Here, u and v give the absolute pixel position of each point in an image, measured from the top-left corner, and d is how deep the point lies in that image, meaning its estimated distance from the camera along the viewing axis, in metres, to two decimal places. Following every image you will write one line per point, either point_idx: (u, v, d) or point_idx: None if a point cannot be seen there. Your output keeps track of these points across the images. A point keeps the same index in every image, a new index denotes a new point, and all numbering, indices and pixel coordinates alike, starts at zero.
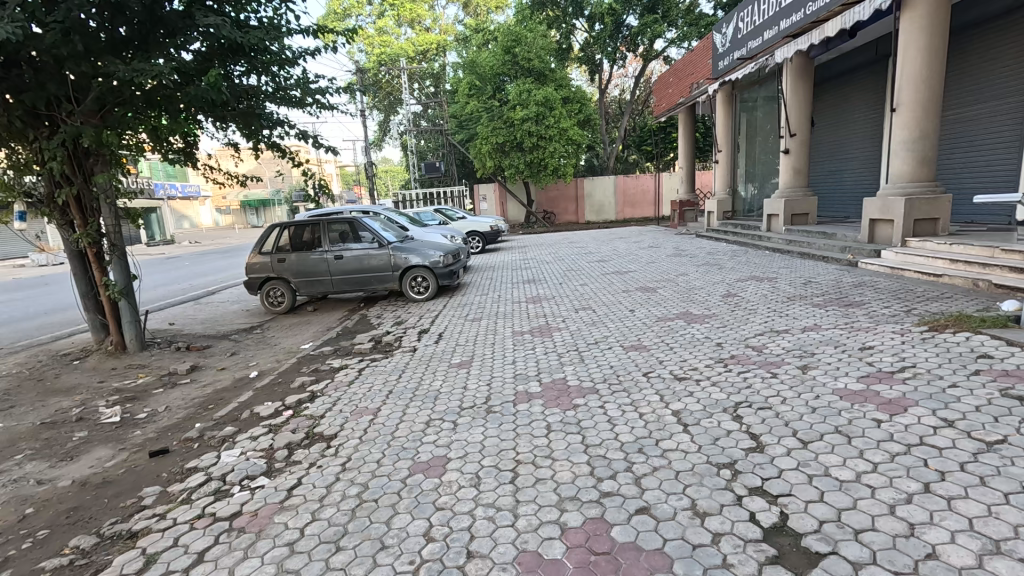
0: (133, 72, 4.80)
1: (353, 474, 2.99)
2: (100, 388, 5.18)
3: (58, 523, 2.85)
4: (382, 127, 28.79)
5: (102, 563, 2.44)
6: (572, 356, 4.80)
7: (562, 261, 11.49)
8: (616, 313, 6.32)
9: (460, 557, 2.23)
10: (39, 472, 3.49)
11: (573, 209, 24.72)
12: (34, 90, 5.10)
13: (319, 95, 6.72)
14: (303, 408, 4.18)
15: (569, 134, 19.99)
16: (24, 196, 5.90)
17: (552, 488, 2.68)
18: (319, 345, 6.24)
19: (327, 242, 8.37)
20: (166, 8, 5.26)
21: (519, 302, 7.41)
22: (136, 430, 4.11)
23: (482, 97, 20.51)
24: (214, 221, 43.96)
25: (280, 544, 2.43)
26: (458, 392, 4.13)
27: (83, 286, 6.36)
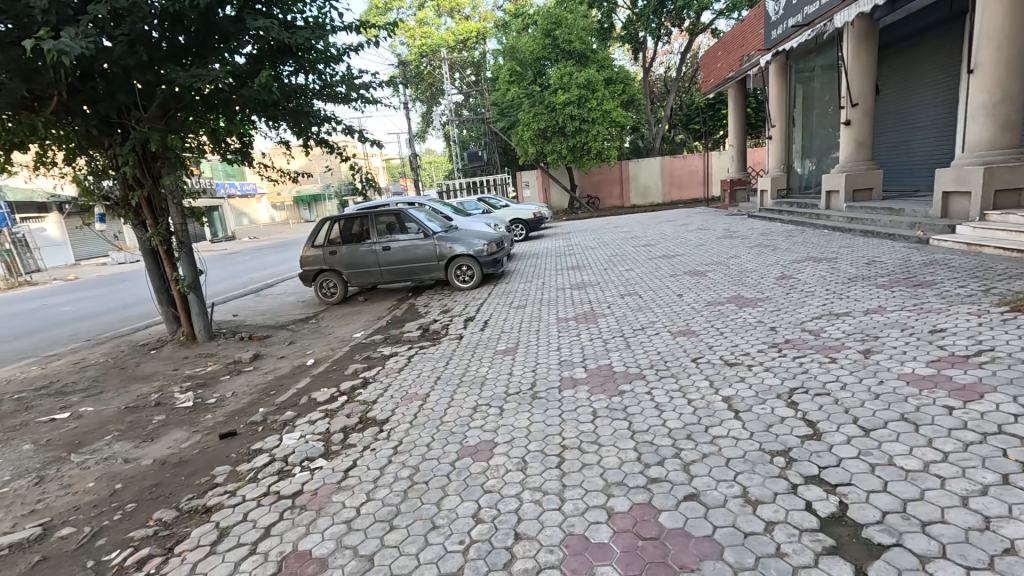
0: (192, 78, 5.09)
1: (405, 457, 3.11)
2: (175, 376, 5.60)
3: (142, 497, 3.12)
4: (425, 119, 29.11)
5: (183, 534, 2.67)
6: (618, 342, 4.75)
7: (607, 246, 11.32)
8: (663, 298, 6.18)
9: (508, 538, 2.28)
10: (126, 451, 3.83)
11: (618, 192, 24.27)
12: (106, 100, 5.52)
13: (363, 90, 6.90)
14: (357, 393, 4.37)
15: (613, 116, 19.53)
16: (102, 199, 6.38)
17: (598, 473, 2.68)
18: (370, 334, 6.47)
19: (375, 234, 8.61)
20: (219, 15, 5.54)
21: (563, 289, 7.38)
22: (207, 414, 4.43)
23: (523, 83, 20.40)
24: (271, 217, 46.12)
25: (339, 521, 2.56)
26: (504, 378, 4.18)
27: (156, 282, 6.86)
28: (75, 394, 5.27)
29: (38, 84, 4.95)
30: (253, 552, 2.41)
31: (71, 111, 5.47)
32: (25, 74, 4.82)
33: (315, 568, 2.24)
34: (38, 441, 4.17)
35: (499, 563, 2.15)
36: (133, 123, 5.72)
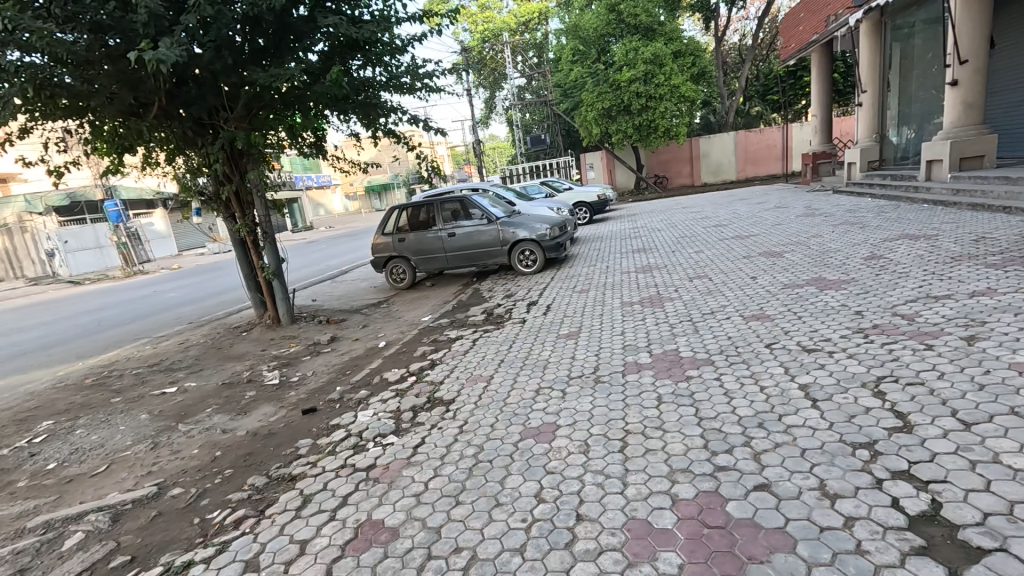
0: (271, 78, 5.44)
1: (470, 436, 3.21)
2: (264, 355, 6.11)
3: (238, 464, 3.46)
4: (488, 104, 29.19)
5: (273, 498, 2.93)
6: (685, 327, 4.60)
7: (675, 228, 10.90)
8: (735, 281, 5.87)
9: (569, 519, 2.31)
10: (224, 423, 4.25)
11: (687, 170, 23.23)
12: (198, 103, 6.01)
13: (427, 79, 7.04)
14: (425, 374, 4.56)
15: (681, 91, 18.63)
16: (198, 195, 6.90)
17: (663, 459, 2.63)
18: (438, 318, 6.69)
19: (441, 221, 8.82)
20: (293, 15, 5.85)
21: (628, 272, 7.22)
22: (291, 391, 4.81)
23: (586, 62, 19.86)
24: (345, 207, 48.48)
25: (409, 494, 2.71)
26: (567, 362, 4.19)
27: (245, 270, 7.46)
28: (181, 370, 5.89)
29: (142, 92, 5.48)
30: (333, 518, 2.61)
31: (170, 115, 6.02)
32: (131, 82, 5.35)
33: (387, 537, 2.38)
34: (153, 411, 4.72)
35: (561, 542, 2.18)
36: (222, 123, 6.20)
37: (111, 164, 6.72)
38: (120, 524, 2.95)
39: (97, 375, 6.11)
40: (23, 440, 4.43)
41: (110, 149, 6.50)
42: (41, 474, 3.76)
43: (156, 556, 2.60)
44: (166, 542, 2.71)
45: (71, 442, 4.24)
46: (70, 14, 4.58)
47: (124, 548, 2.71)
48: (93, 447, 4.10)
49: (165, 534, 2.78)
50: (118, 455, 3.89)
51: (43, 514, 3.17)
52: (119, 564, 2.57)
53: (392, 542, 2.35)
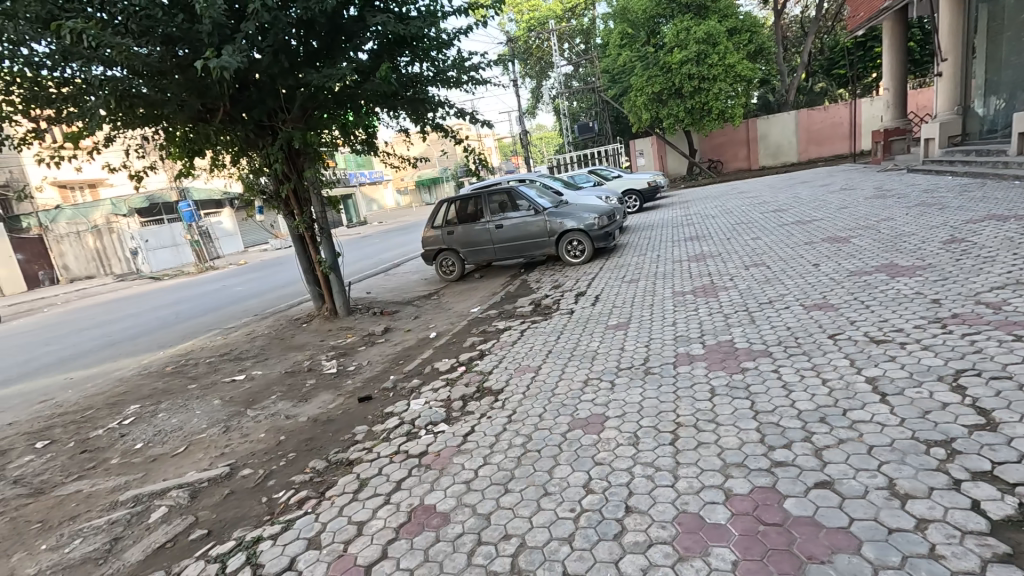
0: (324, 79, 5.67)
1: (519, 426, 3.24)
2: (322, 346, 6.40)
3: (300, 448, 3.66)
4: (534, 94, 28.98)
5: (332, 481, 3.08)
6: (741, 317, 4.42)
7: (730, 214, 10.46)
8: (795, 269, 5.57)
9: (618, 510, 2.29)
10: (288, 409, 4.50)
11: (743, 153, 22.22)
12: (258, 105, 6.33)
13: (473, 72, 7.08)
14: (474, 364, 4.64)
15: (737, 70, 17.78)
16: (260, 193, 7.28)
17: (715, 453, 2.56)
18: (486, 309, 6.76)
19: (488, 213, 8.90)
20: (344, 17, 6.04)
21: (680, 261, 7.00)
22: (348, 379, 5.03)
23: (635, 45, 19.32)
24: (397, 202, 49.80)
25: (459, 481, 2.77)
26: (615, 353, 4.14)
27: (304, 264, 7.83)
28: (249, 359, 6.28)
29: (209, 98, 5.84)
30: (387, 502, 2.71)
31: (234, 119, 6.37)
32: (198, 90, 5.71)
33: (439, 522, 2.46)
34: (225, 397, 5.07)
35: (610, 533, 2.17)
36: (280, 124, 6.50)
37: (183, 167, 7.21)
38: (198, 500, 3.21)
39: (176, 364, 6.63)
40: (115, 421, 4.88)
41: (182, 153, 6.97)
42: (131, 452, 4.13)
43: (229, 530, 2.80)
44: (238, 518, 2.92)
45: (155, 424, 4.63)
46: (145, 29, 4.93)
47: (201, 522, 2.94)
48: (173, 429, 4.45)
49: (237, 510, 2.99)
50: (195, 437, 4.22)
51: (133, 489, 3.49)
52: (198, 536, 2.80)
53: (443, 526, 2.42)
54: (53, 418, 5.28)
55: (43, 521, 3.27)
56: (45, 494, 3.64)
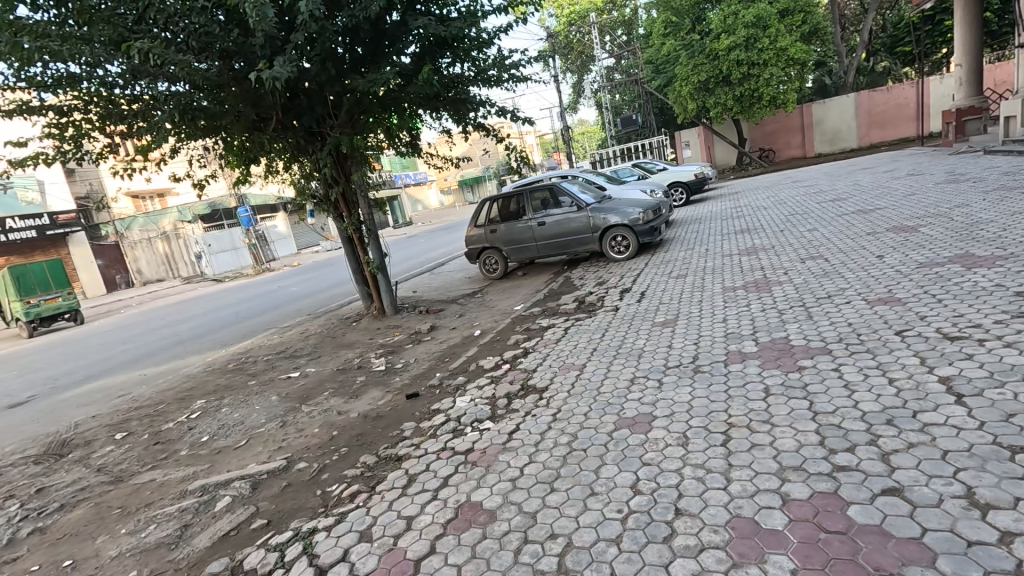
0: (369, 84, 5.84)
1: (564, 424, 3.22)
2: (371, 344, 6.59)
3: (352, 443, 3.79)
4: (575, 89, 28.71)
5: (382, 476, 3.17)
6: (797, 313, 4.21)
7: (783, 205, 9.99)
8: (857, 262, 5.25)
9: (668, 513, 2.23)
10: (339, 405, 4.66)
11: (797, 140, 21.25)
12: (308, 113, 6.58)
13: (514, 69, 7.09)
14: (518, 362, 4.65)
15: (789, 53, 16.84)
16: (311, 197, 7.57)
17: (771, 455, 2.45)
18: (529, 307, 6.76)
19: (530, 210, 8.88)
20: (387, 22, 6.18)
21: (730, 255, 6.75)
22: (396, 376, 5.16)
23: (680, 33, 18.78)
24: (441, 201, 50.65)
25: (505, 478, 2.78)
26: (663, 351, 4.03)
27: (353, 265, 8.09)
28: (303, 357, 6.55)
29: (263, 107, 6.11)
30: (435, 497, 2.76)
31: (285, 126, 6.64)
32: (253, 100, 5.99)
33: (485, 519, 2.48)
34: (281, 393, 5.31)
35: (659, 536, 2.11)
36: (328, 129, 6.72)
37: (240, 174, 7.60)
38: (258, 491, 3.37)
39: (237, 361, 7.02)
40: (184, 415, 5.21)
41: (239, 162, 7.34)
42: (198, 445, 4.40)
43: (287, 521, 2.93)
44: (296, 509, 3.05)
45: (219, 418, 4.91)
46: (204, 44, 5.21)
47: (262, 512, 3.09)
48: (235, 423, 4.71)
49: (295, 502, 3.13)
50: (255, 431, 4.44)
51: (200, 478, 3.71)
52: (259, 525, 2.94)
53: (489, 524, 2.43)
54: (130, 411, 5.70)
55: (121, 508, 3.52)
56: (124, 482, 3.93)
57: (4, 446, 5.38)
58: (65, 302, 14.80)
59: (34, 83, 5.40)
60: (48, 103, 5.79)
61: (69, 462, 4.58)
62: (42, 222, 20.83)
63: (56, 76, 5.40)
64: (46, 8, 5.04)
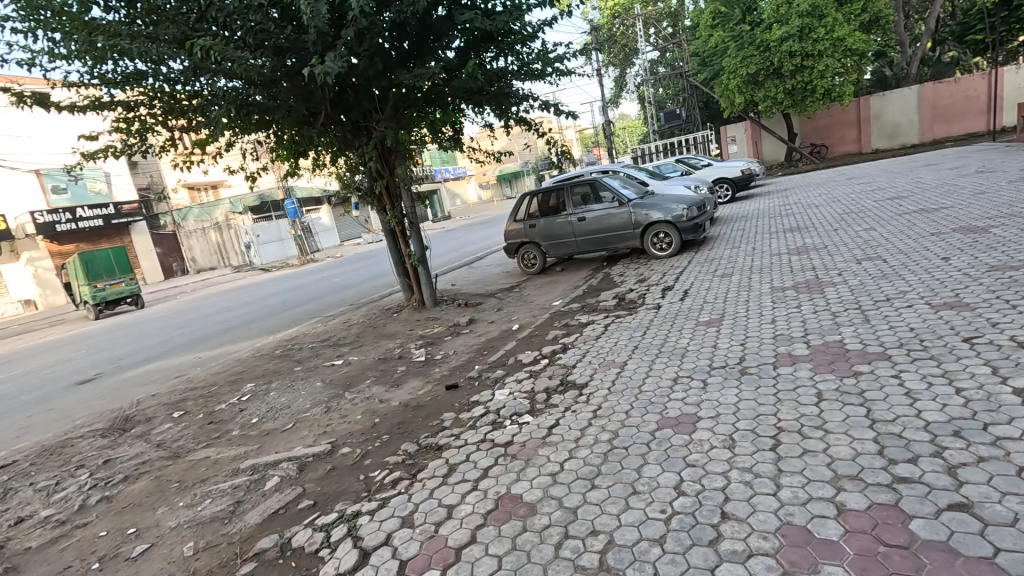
0: (415, 78, 5.93)
1: (604, 422, 3.19)
2: (411, 335, 6.71)
3: (393, 431, 3.87)
4: (618, 83, 28.23)
5: (423, 465, 3.23)
6: (852, 315, 4.01)
7: (837, 203, 9.54)
8: (919, 263, 4.96)
9: (713, 516, 2.18)
10: (381, 393, 4.77)
11: (853, 135, 20.23)
12: (355, 107, 6.72)
13: (558, 63, 7.05)
14: (557, 357, 4.64)
15: (847, 44, 16.07)
16: (356, 190, 7.75)
17: (825, 463, 2.35)
18: (567, 302, 6.72)
19: (571, 205, 8.81)
20: (433, 17, 6.24)
21: (779, 254, 6.51)
22: (435, 367, 5.24)
23: (729, 24, 18.20)
24: (479, 196, 50.97)
25: (545, 473, 2.78)
26: (708, 351, 3.94)
27: (395, 257, 8.24)
28: (345, 346, 6.74)
29: (313, 101, 6.28)
30: (475, 488, 2.79)
31: (333, 120, 6.80)
32: (304, 95, 6.18)
33: (526, 512, 2.48)
34: (325, 379, 5.49)
35: (705, 538, 2.07)
36: (374, 124, 6.86)
37: (290, 167, 7.85)
38: (305, 473, 3.50)
39: (283, 347, 7.28)
40: (236, 397, 5.46)
41: (288, 155, 7.60)
42: (248, 426, 4.60)
43: (333, 503, 3.03)
44: (340, 492, 3.15)
45: (267, 401, 5.12)
46: (260, 42, 5.41)
47: (309, 493, 3.21)
48: (283, 407, 4.90)
49: (339, 485, 3.23)
50: (301, 415, 4.61)
51: (250, 458, 3.88)
52: (306, 506, 3.06)
53: (530, 517, 2.44)
54: (186, 391, 6.03)
55: (179, 482, 3.73)
56: (181, 458, 4.17)
57: (74, 419, 5.80)
58: (128, 287, 15.65)
59: (105, 80, 5.76)
60: (117, 99, 6.15)
61: (132, 436, 4.88)
62: (108, 211, 22.22)
63: (125, 73, 5.73)
64: (118, 9, 5.36)
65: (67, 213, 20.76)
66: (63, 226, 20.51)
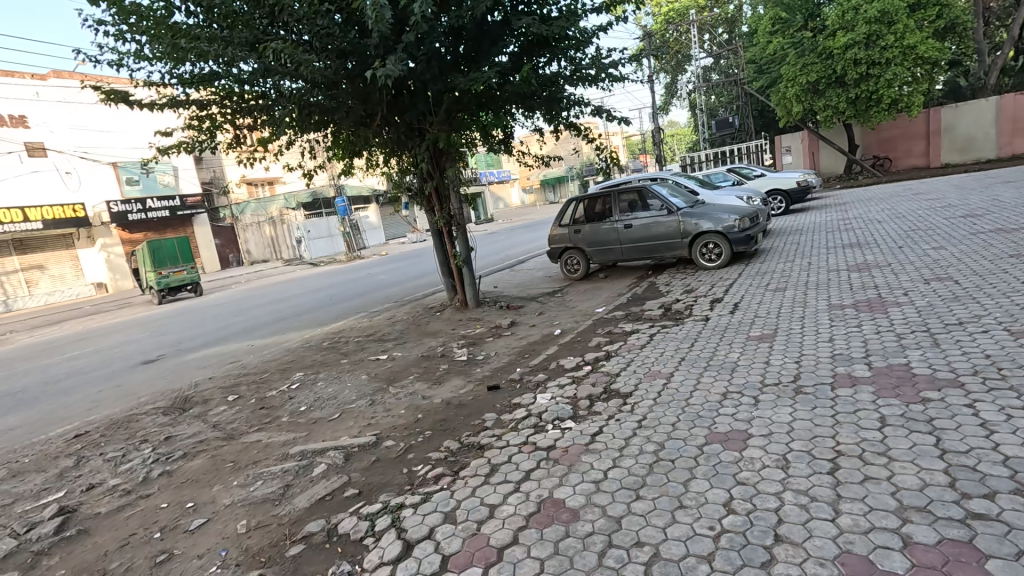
0: (470, 81, 6.04)
1: (650, 432, 3.14)
2: (454, 334, 6.81)
3: (436, 427, 3.93)
4: (668, 89, 27.74)
5: (465, 463, 3.26)
6: (920, 338, 3.77)
7: (903, 219, 9.04)
8: (996, 286, 4.63)
9: (766, 537, 2.11)
10: (424, 390, 4.86)
11: (921, 148, 19.19)
12: (410, 109, 6.88)
13: (611, 68, 7.00)
14: (600, 364, 4.60)
15: (918, 51, 15.20)
16: (406, 191, 7.93)
17: (889, 491, 2.23)
18: (611, 310, 6.65)
19: (617, 212, 8.71)
20: (490, 21, 6.33)
21: (837, 270, 6.23)
22: (477, 367, 5.30)
23: (789, 31, 17.66)
24: (521, 199, 51.24)
25: (588, 479, 2.76)
26: (759, 366, 3.81)
27: (440, 257, 8.36)
28: (390, 342, 6.90)
29: (372, 104, 6.46)
30: (517, 489, 2.80)
31: (388, 122, 6.97)
32: (362, 97, 6.36)
33: (568, 517, 2.47)
34: (370, 373, 5.64)
35: (756, 560, 2.00)
36: (428, 126, 7.00)
37: (344, 166, 8.12)
38: (351, 462, 3.61)
39: (330, 340, 7.52)
40: (287, 385, 5.69)
41: (343, 154, 7.85)
42: (298, 413, 4.79)
43: (377, 493, 3.11)
44: (384, 483, 3.22)
45: (315, 391, 5.30)
46: (324, 45, 5.64)
47: (354, 483, 3.29)
48: (330, 397, 5.07)
49: (383, 477, 3.31)
50: (347, 406, 4.76)
51: (299, 445, 4.03)
52: (351, 494, 3.14)
53: (573, 522, 2.43)
54: (240, 377, 6.32)
55: (233, 462, 3.92)
56: (235, 439, 4.38)
57: (139, 396, 6.19)
58: (189, 275, 16.57)
59: (182, 80, 6.15)
60: (191, 99, 6.53)
61: (191, 416, 5.16)
62: (175, 203, 23.62)
63: (200, 75, 6.09)
64: (197, 14, 5.71)
65: (138, 204, 22.23)
66: (134, 215, 21.95)
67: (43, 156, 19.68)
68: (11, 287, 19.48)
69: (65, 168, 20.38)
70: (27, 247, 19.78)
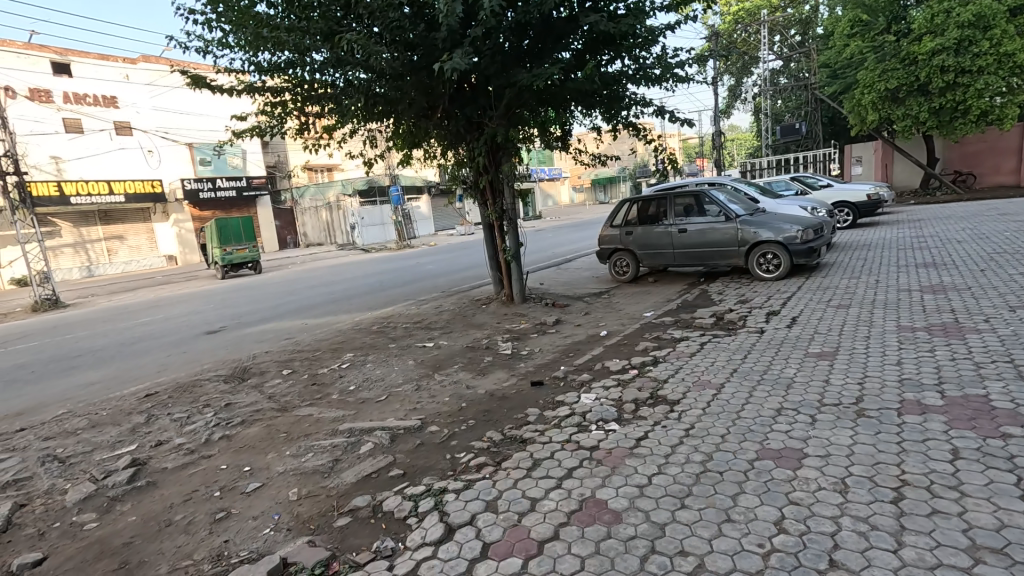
0: (534, 77, 6.01)
1: (698, 442, 3.06)
2: (499, 327, 6.87)
3: (479, 417, 3.99)
4: (732, 92, 26.76)
5: (507, 455, 3.29)
6: (1002, 369, 3.50)
7: (986, 240, 8.36)
8: None
9: (819, 561, 2.02)
10: (468, 380, 4.93)
11: (1011, 164, 17.69)
12: (471, 103, 6.95)
13: (676, 69, 6.85)
14: (647, 369, 4.53)
15: (1017, 59, 14.01)
16: (461, 183, 8.04)
17: (961, 527, 2.09)
18: (660, 315, 6.52)
19: (672, 216, 8.49)
20: (556, 18, 6.32)
21: (909, 290, 5.85)
22: (521, 362, 5.33)
23: (869, 34, 16.72)
24: (570, 198, 50.94)
25: (631, 483, 2.73)
26: (818, 385, 3.63)
27: (489, 251, 8.43)
28: (436, 330, 7.04)
29: (433, 96, 6.56)
30: (559, 486, 2.80)
31: (448, 116, 7.05)
32: (425, 90, 6.48)
33: (611, 518, 2.46)
34: (416, 359, 5.77)
35: None
36: (487, 121, 7.04)
37: (402, 155, 8.32)
38: (396, 444, 3.71)
39: (379, 325, 7.74)
40: (337, 364, 5.92)
41: (404, 145, 8.05)
42: (347, 392, 4.97)
43: (420, 476, 3.19)
44: (427, 467, 3.30)
45: (364, 372, 5.49)
46: (394, 37, 5.77)
47: (399, 463, 3.39)
48: (377, 379, 5.23)
49: (426, 460, 3.39)
50: (393, 389, 4.90)
51: (347, 422, 4.18)
52: (396, 475, 3.24)
53: (615, 524, 2.41)
54: (295, 353, 6.62)
55: (286, 433, 4.11)
56: (289, 412, 4.60)
57: (203, 363, 6.60)
58: (252, 253, 17.62)
59: (260, 68, 6.49)
60: (266, 86, 6.87)
61: (249, 386, 5.46)
62: (242, 184, 24.92)
63: (275, 63, 6.41)
64: (277, 5, 6.00)
65: (209, 183, 23.62)
66: (204, 194, 23.34)
67: (129, 135, 21.36)
68: (94, 253, 21.15)
69: (148, 147, 22.00)
70: (110, 218, 21.43)
